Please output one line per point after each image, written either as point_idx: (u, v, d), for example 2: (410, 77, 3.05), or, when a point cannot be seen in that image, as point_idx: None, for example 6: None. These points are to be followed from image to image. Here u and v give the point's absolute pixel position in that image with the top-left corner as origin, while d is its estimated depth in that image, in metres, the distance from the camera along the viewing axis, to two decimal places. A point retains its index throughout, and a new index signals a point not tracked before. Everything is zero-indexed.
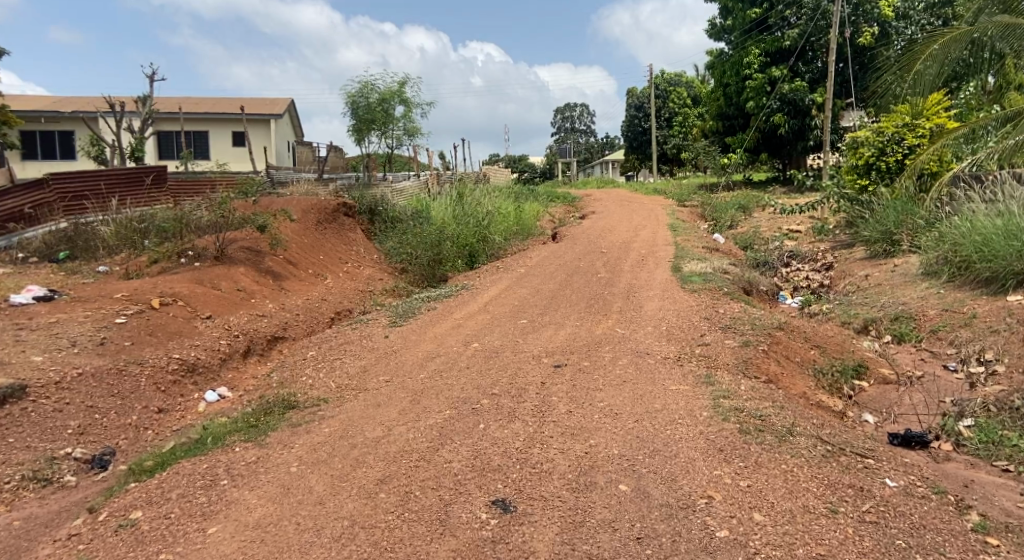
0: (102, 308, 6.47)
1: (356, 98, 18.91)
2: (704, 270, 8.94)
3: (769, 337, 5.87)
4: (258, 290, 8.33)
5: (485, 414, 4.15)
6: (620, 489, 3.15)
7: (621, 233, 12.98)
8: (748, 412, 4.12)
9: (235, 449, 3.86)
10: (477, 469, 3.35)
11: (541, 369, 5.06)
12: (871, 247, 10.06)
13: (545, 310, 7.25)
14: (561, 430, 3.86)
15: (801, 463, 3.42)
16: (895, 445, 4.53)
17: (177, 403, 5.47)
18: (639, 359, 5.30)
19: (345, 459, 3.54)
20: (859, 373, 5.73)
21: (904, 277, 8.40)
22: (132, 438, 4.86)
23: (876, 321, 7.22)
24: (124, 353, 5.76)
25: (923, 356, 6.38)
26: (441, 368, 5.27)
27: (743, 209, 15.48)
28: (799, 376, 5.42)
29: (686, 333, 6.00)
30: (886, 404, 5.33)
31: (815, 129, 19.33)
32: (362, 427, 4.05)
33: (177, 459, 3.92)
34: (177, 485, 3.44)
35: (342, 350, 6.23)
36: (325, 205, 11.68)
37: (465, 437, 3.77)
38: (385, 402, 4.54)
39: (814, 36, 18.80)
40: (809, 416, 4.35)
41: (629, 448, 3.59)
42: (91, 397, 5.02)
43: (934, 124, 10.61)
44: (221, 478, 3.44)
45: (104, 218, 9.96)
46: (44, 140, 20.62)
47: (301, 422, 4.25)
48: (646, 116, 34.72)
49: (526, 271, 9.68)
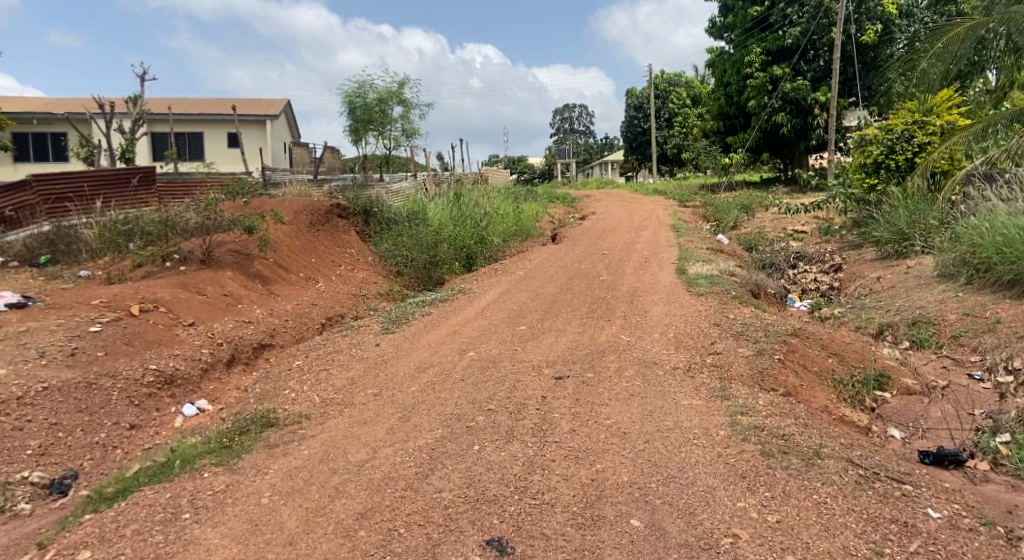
0: (76, 316, 6.10)
1: (352, 97, 18.52)
2: (711, 272, 8.58)
3: (784, 344, 5.50)
4: (246, 295, 7.96)
5: (481, 433, 3.78)
6: (632, 526, 2.78)
7: (622, 235, 12.63)
8: (770, 431, 3.76)
9: (204, 474, 3.49)
10: (469, 501, 2.98)
11: (541, 382, 4.68)
12: (881, 248, 9.65)
13: (546, 315, 6.88)
14: (564, 452, 3.49)
15: (834, 492, 3.06)
16: (927, 464, 4.17)
17: (152, 418, 5.10)
18: (646, 369, 4.93)
19: (324, 488, 3.17)
20: (881, 384, 5.38)
21: (919, 279, 8.04)
22: (98, 459, 4.48)
23: (893, 326, 6.86)
24: (96, 364, 5.38)
25: (945, 364, 6.02)
26: (434, 381, 4.89)
27: (747, 209, 15.10)
28: (819, 387, 5.04)
29: (696, 340, 5.64)
30: (912, 417, 4.99)
31: (818, 129, 18.97)
32: (346, 449, 3.68)
33: (140, 485, 3.55)
34: (134, 518, 3.06)
35: (330, 360, 5.85)
36: (318, 206, 11.31)
37: (458, 461, 3.41)
38: (371, 419, 4.18)
39: (817, 35, 18.53)
40: (835, 435, 3.99)
41: (641, 474, 3.22)
42: (55, 414, 4.65)
43: (945, 121, 10.34)
44: (184, 510, 3.07)
45: (88, 220, 9.61)
46: (36, 141, 20.26)
47: (279, 443, 3.88)
48: (645, 116, 34.33)
49: (526, 274, 9.30)
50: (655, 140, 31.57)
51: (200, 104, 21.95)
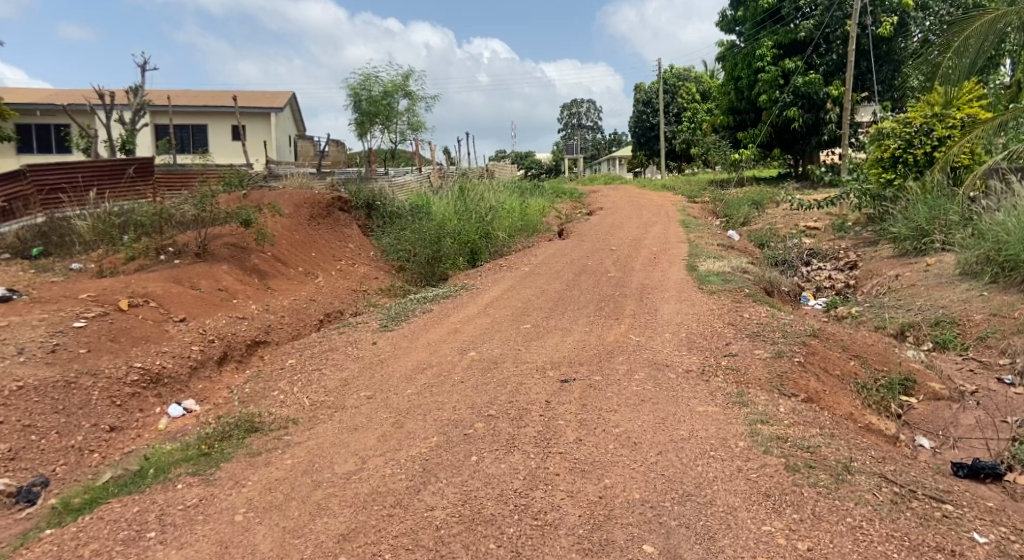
0: (61, 310, 5.84)
1: (357, 91, 18.25)
2: (723, 269, 8.23)
3: (804, 346, 5.16)
4: (241, 290, 7.68)
5: (479, 441, 3.49)
6: (644, 552, 2.49)
7: (630, 230, 12.30)
8: (793, 442, 3.45)
9: (177, 486, 3.20)
10: (464, 521, 2.69)
11: (546, 385, 4.38)
12: (899, 245, 9.23)
13: (551, 313, 6.59)
14: (569, 465, 3.19)
15: (870, 515, 2.75)
16: (961, 477, 3.86)
17: (134, 420, 4.83)
18: (657, 373, 4.61)
19: (304, 505, 2.88)
20: (907, 389, 5.06)
21: (940, 277, 7.65)
22: (72, 464, 4.23)
23: (915, 327, 6.52)
24: (77, 362, 5.11)
25: (972, 366, 5.69)
26: (432, 383, 4.59)
27: (758, 205, 14.70)
28: (843, 393, 4.72)
29: (709, 341, 5.33)
30: (941, 425, 4.69)
31: (831, 123, 18.35)
32: (332, 458, 3.39)
33: (108, 496, 3.26)
34: (96, 535, 2.78)
35: (324, 359, 5.56)
36: (318, 200, 11.03)
37: (453, 474, 3.11)
38: (363, 425, 3.89)
39: (831, 28, 18.03)
40: (863, 447, 3.67)
41: (653, 491, 2.92)
42: (29, 415, 4.38)
43: (966, 114, 9.95)
44: (150, 527, 2.79)
45: (82, 211, 9.36)
46: (38, 133, 20.08)
47: (261, 451, 3.60)
48: (654, 111, 33.93)
49: (531, 270, 8.98)
50: (664, 135, 31.12)
51: (202, 96, 21.72)
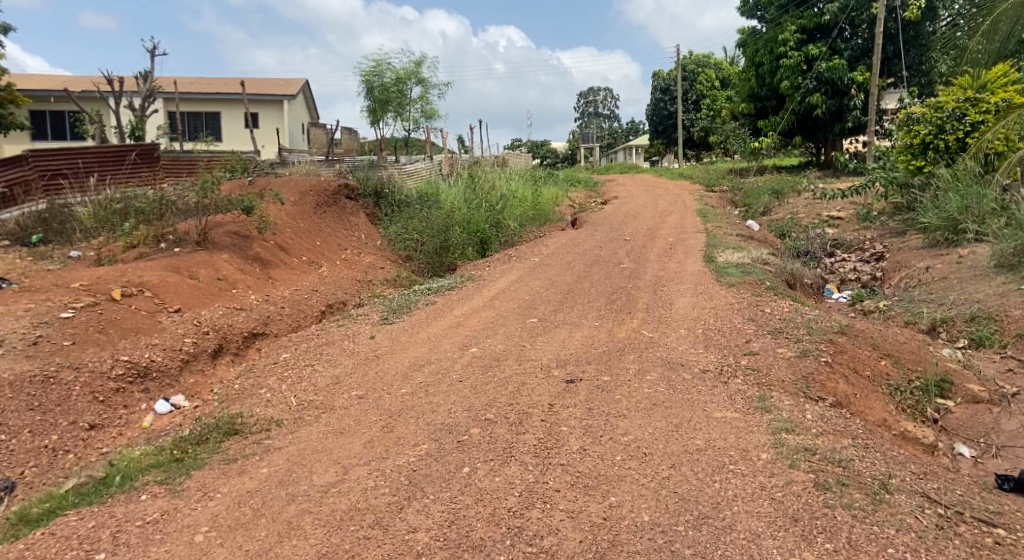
0: (48, 300, 5.60)
1: (369, 77, 17.84)
2: (741, 261, 7.81)
3: (831, 344, 4.77)
4: (242, 279, 7.42)
5: (473, 450, 3.17)
6: None
7: (646, 219, 11.89)
8: (823, 455, 3.08)
9: (141, 497, 2.94)
10: (450, 546, 2.39)
11: (549, 387, 4.04)
12: (929, 235, 8.69)
13: (560, 306, 6.26)
14: (571, 480, 2.86)
15: (914, 544, 2.40)
16: (1006, 491, 3.48)
17: (118, 417, 4.61)
18: (672, 373, 4.25)
19: (274, 523, 2.59)
20: (943, 390, 4.65)
21: (973, 270, 7.15)
22: (43, 468, 3.99)
23: (948, 322, 6.10)
24: (59, 355, 4.86)
25: (1012, 365, 5.26)
26: (429, 382, 4.28)
27: (778, 193, 14.17)
28: (874, 396, 4.33)
29: (729, 338, 4.95)
30: (981, 431, 4.31)
31: (855, 110, 17.83)
32: (312, 468, 3.10)
33: (69, 508, 3.01)
34: (42, 555, 2.51)
35: (318, 354, 5.27)
36: (324, 187, 10.72)
37: (442, 489, 2.80)
38: (351, 428, 3.60)
39: (856, 11, 17.32)
40: (901, 460, 3.30)
41: (665, 513, 2.59)
42: (2, 413, 4.15)
43: (1000, 99, 9.39)
44: (101, 548, 2.51)
45: (83, 198, 9.13)
46: (53, 119, 19.98)
47: (238, 457, 3.32)
48: (672, 99, 33.11)
49: (542, 261, 8.62)
50: (682, 124, 30.40)
51: (214, 84, 21.49)
